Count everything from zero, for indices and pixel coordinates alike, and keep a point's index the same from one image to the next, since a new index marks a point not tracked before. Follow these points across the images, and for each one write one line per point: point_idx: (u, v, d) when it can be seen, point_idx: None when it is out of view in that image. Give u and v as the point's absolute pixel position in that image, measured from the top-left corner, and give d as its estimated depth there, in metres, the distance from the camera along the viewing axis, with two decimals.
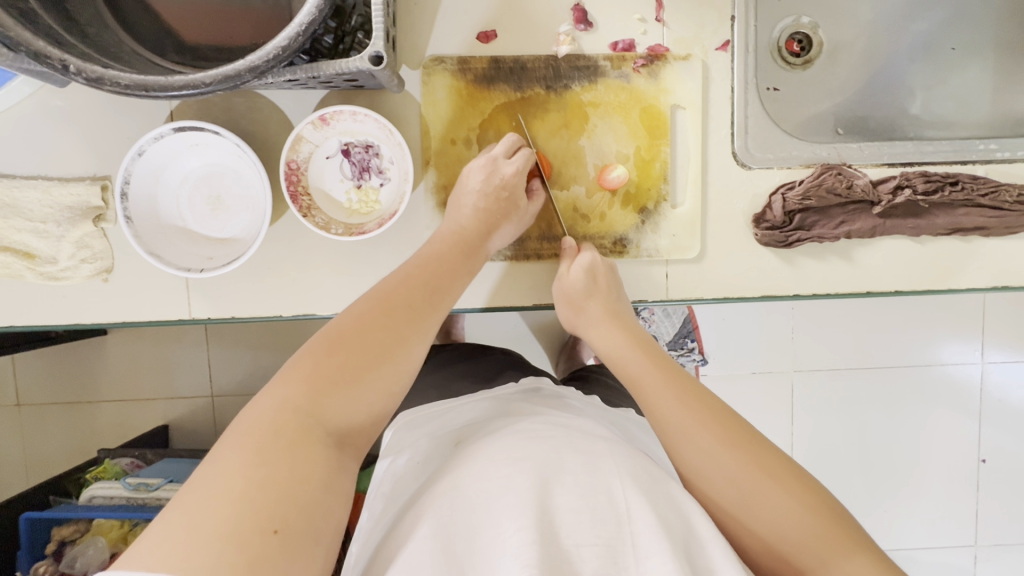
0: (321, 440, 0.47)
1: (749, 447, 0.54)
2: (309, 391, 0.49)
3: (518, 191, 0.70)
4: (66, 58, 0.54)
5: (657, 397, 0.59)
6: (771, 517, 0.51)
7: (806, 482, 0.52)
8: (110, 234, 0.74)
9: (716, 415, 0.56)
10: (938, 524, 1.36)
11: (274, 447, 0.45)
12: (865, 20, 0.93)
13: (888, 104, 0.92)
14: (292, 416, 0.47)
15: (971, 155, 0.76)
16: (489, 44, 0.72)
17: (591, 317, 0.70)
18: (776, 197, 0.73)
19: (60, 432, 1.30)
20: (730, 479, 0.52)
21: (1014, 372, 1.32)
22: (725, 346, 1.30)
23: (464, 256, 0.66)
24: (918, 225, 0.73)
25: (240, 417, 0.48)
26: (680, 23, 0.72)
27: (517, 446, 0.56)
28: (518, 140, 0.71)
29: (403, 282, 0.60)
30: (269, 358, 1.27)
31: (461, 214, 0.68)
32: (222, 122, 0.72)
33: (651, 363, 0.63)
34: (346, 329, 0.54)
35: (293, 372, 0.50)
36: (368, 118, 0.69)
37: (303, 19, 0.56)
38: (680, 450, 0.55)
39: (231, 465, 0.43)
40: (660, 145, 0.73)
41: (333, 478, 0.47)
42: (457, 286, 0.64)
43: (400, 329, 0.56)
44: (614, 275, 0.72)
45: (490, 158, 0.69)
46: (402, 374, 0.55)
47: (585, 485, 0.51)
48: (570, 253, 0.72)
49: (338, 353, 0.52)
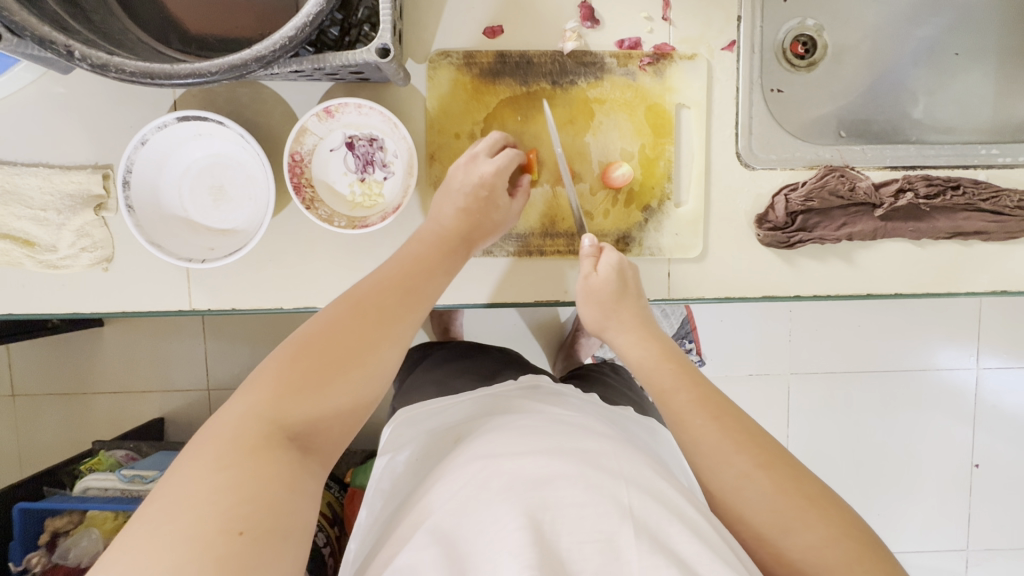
0: (283, 444, 0.47)
1: (791, 476, 0.53)
2: (273, 397, 0.49)
3: (498, 189, 0.68)
4: (72, 44, 0.53)
5: (690, 414, 0.58)
6: (790, 521, 0.51)
7: (848, 514, 0.52)
8: (111, 223, 0.73)
9: (756, 439, 0.56)
10: (931, 529, 1.37)
11: (235, 450, 0.45)
12: (870, 24, 0.93)
13: (891, 108, 0.93)
14: (254, 423, 0.47)
15: (973, 159, 0.77)
16: (495, 39, 0.72)
17: (624, 323, 0.69)
18: (779, 198, 0.73)
19: (54, 423, 1.29)
20: (770, 507, 0.52)
21: (1008, 378, 1.33)
22: (722, 348, 1.30)
23: (440, 255, 0.65)
24: (919, 228, 0.74)
25: (210, 423, 0.48)
26: (687, 22, 0.72)
27: (515, 443, 0.57)
28: (502, 138, 0.70)
29: (376, 287, 0.59)
30: (267, 351, 1.27)
31: (443, 215, 0.67)
32: (226, 113, 0.72)
33: (685, 376, 0.62)
34: (312, 335, 0.54)
35: (258, 379, 0.51)
36: (373, 111, 0.69)
37: (311, 9, 0.55)
38: (717, 472, 0.55)
39: (191, 474, 0.43)
40: (664, 144, 0.73)
41: (297, 479, 0.46)
42: (436, 283, 0.64)
43: (368, 334, 0.55)
44: (638, 278, 0.72)
45: (471, 156, 0.68)
46: (371, 378, 0.54)
47: (587, 480, 0.51)
48: (590, 255, 0.70)
49: (303, 360, 0.52)
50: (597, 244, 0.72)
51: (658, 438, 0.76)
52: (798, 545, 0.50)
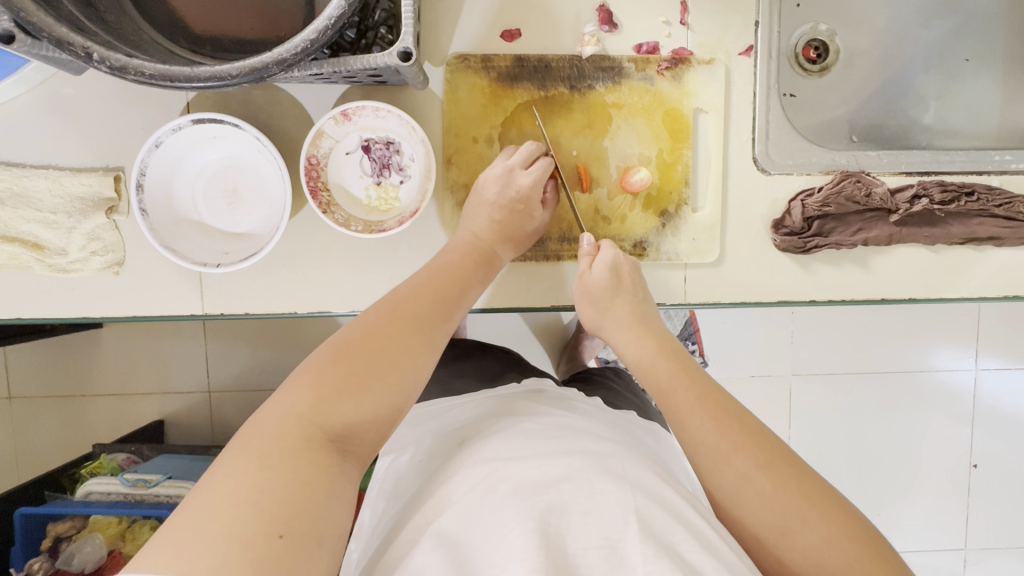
0: (324, 447, 0.47)
1: (791, 476, 0.52)
2: (315, 398, 0.49)
3: (534, 201, 0.69)
4: (90, 46, 0.52)
5: (689, 412, 0.58)
6: (789, 521, 0.50)
7: (852, 515, 0.50)
8: (122, 226, 0.72)
9: (758, 439, 0.55)
10: (930, 529, 1.38)
11: (278, 450, 0.45)
12: (881, 29, 0.93)
13: (901, 113, 0.93)
14: (297, 423, 0.47)
15: (987, 165, 0.77)
16: (513, 42, 0.71)
17: (617, 319, 0.69)
18: (795, 203, 0.73)
19: (53, 425, 1.27)
20: (769, 507, 0.51)
21: (1007, 380, 1.34)
22: (726, 350, 1.31)
23: (477, 265, 0.66)
24: (933, 234, 0.74)
25: (250, 422, 0.49)
26: (705, 27, 0.72)
27: (520, 447, 0.57)
28: (536, 149, 0.69)
29: (412, 293, 0.60)
30: (268, 353, 1.26)
31: (476, 224, 0.67)
32: (240, 115, 0.71)
33: (683, 374, 0.62)
34: (352, 338, 0.54)
35: (301, 379, 0.51)
36: (390, 114, 0.68)
37: (333, 12, 0.55)
38: (716, 472, 0.55)
39: (235, 470, 0.43)
40: (682, 149, 0.73)
41: (334, 482, 0.46)
42: (468, 295, 0.65)
43: (405, 338, 0.56)
44: (638, 274, 0.71)
45: (507, 167, 0.68)
46: (408, 381, 0.54)
47: (590, 485, 0.51)
48: (588, 253, 0.71)
49: (344, 362, 0.52)
50: (595, 240, 0.73)
51: (662, 443, 0.76)
52: (799, 545, 0.49)
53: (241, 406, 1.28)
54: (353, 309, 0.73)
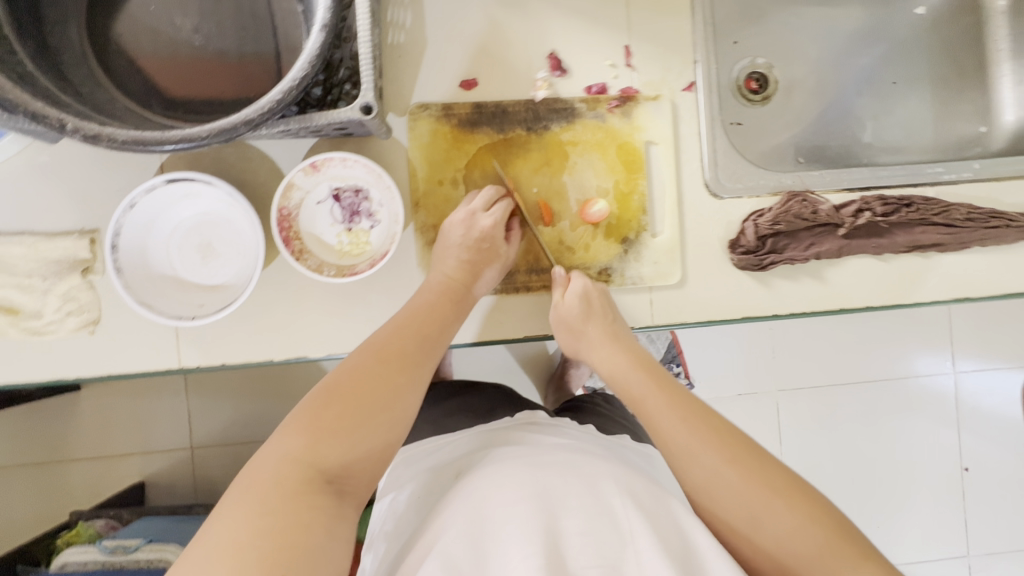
0: (319, 488, 0.48)
1: (756, 468, 0.57)
2: (309, 441, 0.50)
3: (495, 240, 0.72)
4: (64, 118, 0.55)
5: (661, 416, 0.63)
6: (757, 511, 0.54)
7: (816, 500, 0.55)
8: (97, 286, 0.73)
9: (724, 436, 0.60)
10: (931, 538, 1.38)
11: (276, 495, 0.46)
12: (816, 59, 1.01)
13: (842, 134, 1.00)
14: (290, 468, 0.48)
15: (921, 178, 0.82)
16: (471, 91, 0.76)
17: (592, 340, 0.72)
18: (748, 223, 0.77)
19: (28, 495, 1.23)
20: (739, 501, 0.55)
21: (985, 380, 1.37)
22: (710, 370, 1.34)
23: (453, 303, 0.68)
24: (881, 244, 0.78)
25: (245, 469, 0.49)
26: (648, 67, 0.77)
27: (519, 472, 0.57)
28: (495, 193, 0.74)
29: (394, 333, 0.62)
30: (254, 405, 1.25)
31: (446, 265, 0.69)
32: (213, 172, 0.74)
33: (655, 384, 0.67)
34: (340, 381, 0.55)
35: (292, 424, 0.51)
36: (357, 163, 0.72)
37: (297, 74, 0.59)
38: (688, 469, 0.59)
39: (234, 516, 0.45)
40: (637, 179, 0.77)
41: (333, 525, 0.47)
42: (448, 331, 0.66)
43: (394, 378, 0.57)
44: (608, 298, 0.74)
45: (469, 211, 0.71)
46: (398, 422, 0.56)
47: (589, 509, 0.52)
48: (561, 284, 0.74)
49: (335, 405, 0.53)
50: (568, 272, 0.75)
51: (654, 464, 0.76)
52: (767, 535, 0.54)
53: (226, 462, 1.25)
54: (330, 353, 0.74)
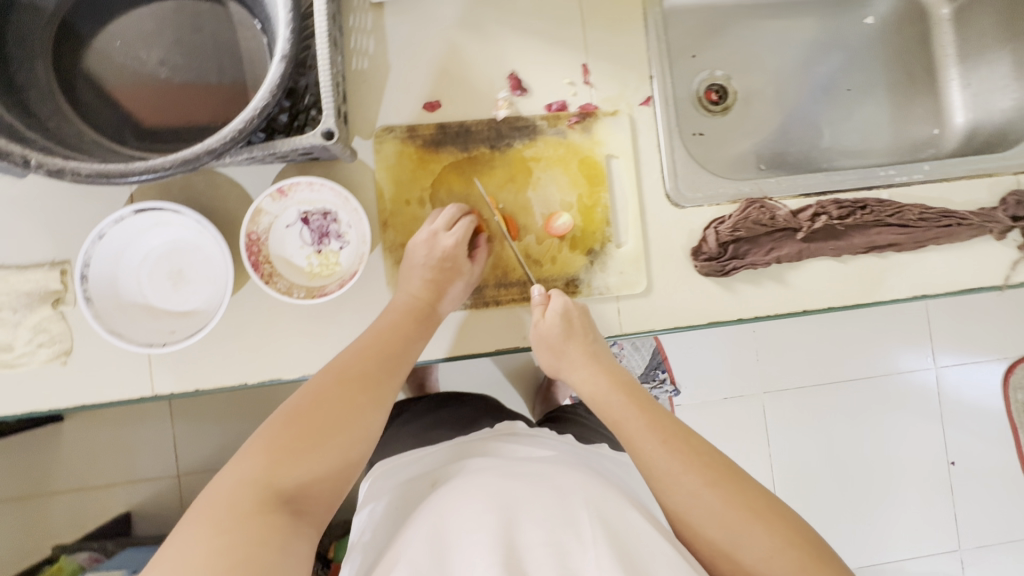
0: (276, 507, 0.49)
1: (735, 490, 0.58)
2: (267, 462, 0.51)
3: (458, 258, 0.73)
4: (27, 154, 0.56)
5: (642, 438, 0.64)
6: (737, 533, 0.56)
7: (793, 522, 0.56)
8: (69, 316, 0.74)
9: (704, 458, 0.61)
10: (922, 533, 1.39)
11: (231, 514, 0.47)
12: (774, 70, 1.04)
13: (803, 141, 1.03)
14: (248, 489, 0.49)
15: (875, 181, 0.85)
16: (434, 112, 0.78)
17: (574, 361, 0.73)
18: (709, 230, 0.79)
19: (10, 530, 1.22)
20: (720, 523, 0.57)
21: (966, 374, 1.40)
22: (695, 375, 1.36)
23: (417, 321, 0.69)
24: (839, 246, 0.81)
25: (204, 493, 0.50)
26: (606, 84, 0.80)
27: (487, 483, 0.58)
28: (456, 212, 0.74)
29: (357, 355, 0.63)
30: (240, 428, 1.25)
31: (411, 285, 0.71)
32: (182, 200, 0.75)
33: (635, 405, 0.68)
34: (301, 403, 0.57)
35: (251, 446, 0.53)
36: (324, 187, 0.74)
37: (258, 104, 0.60)
38: (671, 493, 0.60)
39: (189, 537, 0.45)
40: (599, 192, 0.79)
41: (290, 544, 0.47)
42: (411, 350, 0.67)
43: (354, 397, 0.59)
44: (587, 316, 0.75)
45: (431, 232, 0.72)
46: (359, 442, 0.57)
47: (552, 520, 0.53)
48: (540, 303, 0.74)
49: (295, 427, 0.54)
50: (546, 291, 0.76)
51: (629, 471, 0.77)
52: (747, 557, 0.55)
53: None
54: (303, 373, 0.75)
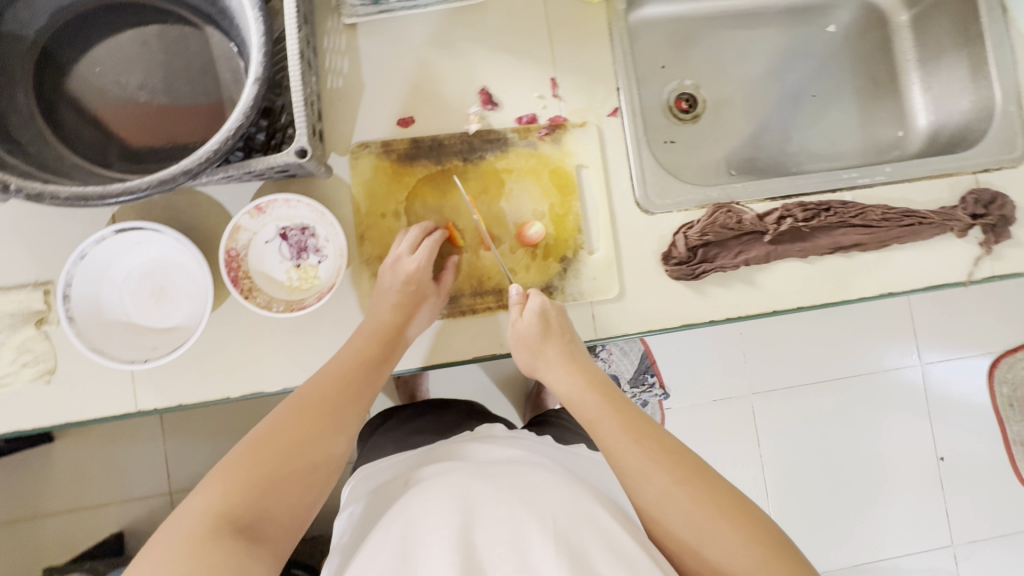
0: (231, 536, 0.50)
1: (704, 488, 0.60)
2: (224, 492, 0.53)
3: (423, 281, 0.73)
4: (7, 179, 0.58)
5: (614, 438, 0.66)
6: (705, 529, 0.57)
7: (760, 520, 0.58)
8: (52, 335, 0.75)
9: (675, 457, 0.63)
10: (914, 529, 1.40)
11: (185, 546, 0.48)
12: (742, 78, 1.07)
13: (773, 146, 1.06)
14: (204, 517, 0.50)
15: (838, 183, 0.87)
16: (408, 128, 0.80)
17: (551, 360, 0.75)
18: (679, 235, 0.81)
19: (1, 553, 1.22)
20: (688, 520, 0.58)
21: (951, 369, 1.42)
22: (683, 377, 1.38)
23: (384, 345, 0.71)
24: (805, 247, 0.83)
25: (165, 525, 0.51)
26: (574, 96, 0.82)
27: (456, 483, 0.60)
28: (419, 233, 0.76)
29: (321, 382, 0.65)
30: (232, 444, 1.25)
31: (380, 309, 0.72)
32: (163, 219, 0.77)
33: (609, 404, 0.70)
34: (261, 434, 0.58)
35: (211, 477, 0.54)
36: (301, 203, 0.76)
37: (232, 125, 0.62)
38: (643, 491, 0.61)
39: (149, 566, 0.47)
40: (571, 201, 0.81)
41: (245, 568, 0.49)
42: (377, 374, 0.69)
43: (315, 425, 0.60)
44: (564, 315, 0.77)
45: (395, 257, 0.74)
46: (319, 467, 0.59)
47: (513, 517, 0.55)
48: (518, 302, 0.76)
49: (253, 457, 0.56)
50: (523, 290, 0.78)
51: (606, 470, 0.79)
52: (714, 552, 0.57)
53: None
54: (285, 385, 0.76)
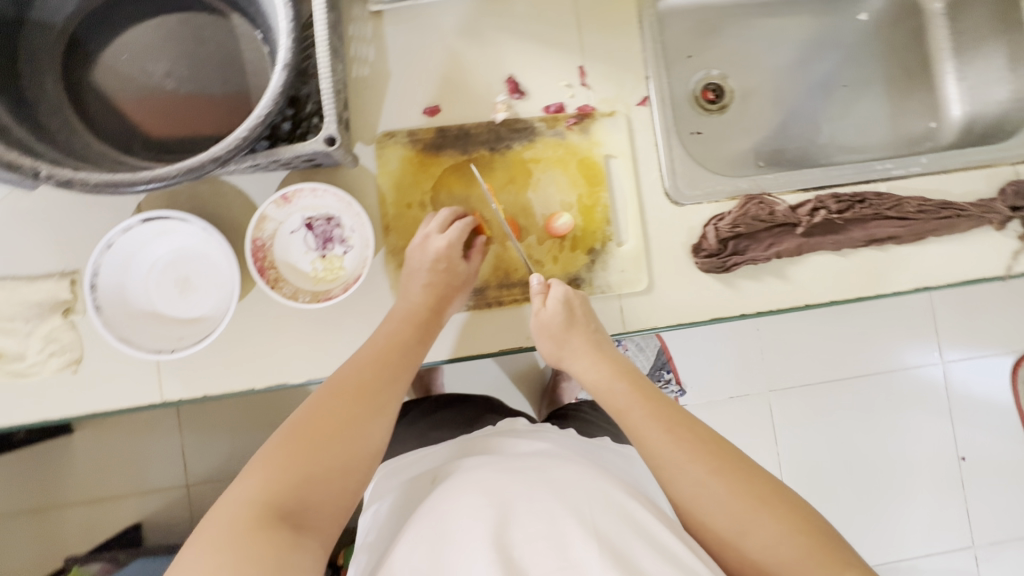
0: (276, 523, 0.49)
1: (740, 478, 0.58)
2: (265, 480, 0.52)
3: (454, 257, 0.73)
4: (37, 166, 0.58)
5: (646, 427, 0.64)
6: (743, 520, 0.56)
7: (801, 509, 0.56)
8: (79, 325, 0.75)
9: (709, 446, 0.61)
10: (935, 530, 1.37)
11: (230, 535, 0.47)
12: (770, 68, 1.05)
13: (801, 137, 1.04)
14: (247, 506, 0.50)
15: (872, 175, 0.85)
16: (435, 117, 0.79)
17: (576, 350, 0.73)
18: (709, 227, 0.80)
19: (21, 543, 1.23)
20: (725, 511, 0.57)
21: (974, 367, 1.39)
22: (700, 374, 1.36)
23: (417, 329, 0.70)
24: (838, 240, 0.81)
25: (209, 516, 0.51)
26: (603, 85, 0.81)
27: (487, 479, 0.59)
28: (451, 214, 0.75)
29: (356, 368, 0.64)
30: (247, 437, 1.25)
31: (412, 295, 0.71)
32: (188, 209, 0.76)
33: (638, 394, 0.69)
34: (298, 422, 0.57)
35: (252, 466, 0.54)
36: (327, 193, 0.75)
37: (261, 112, 0.61)
38: (677, 482, 0.60)
39: (197, 557, 0.46)
40: (599, 192, 0.80)
41: (292, 554, 0.48)
42: (411, 358, 0.68)
43: (351, 409, 0.59)
44: (589, 308, 0.75)
45: (424, 235, 0.73)
46: (359, 453, 0.57)
47: (549, 512, 0.54)
48: (540, 291, 0.75)
49: (291, 445, 0.55)
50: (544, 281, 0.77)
51: (634, 464, 0.78)
52: (754, 543, 0.55)
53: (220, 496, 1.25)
54: (310, 376, 0.76)
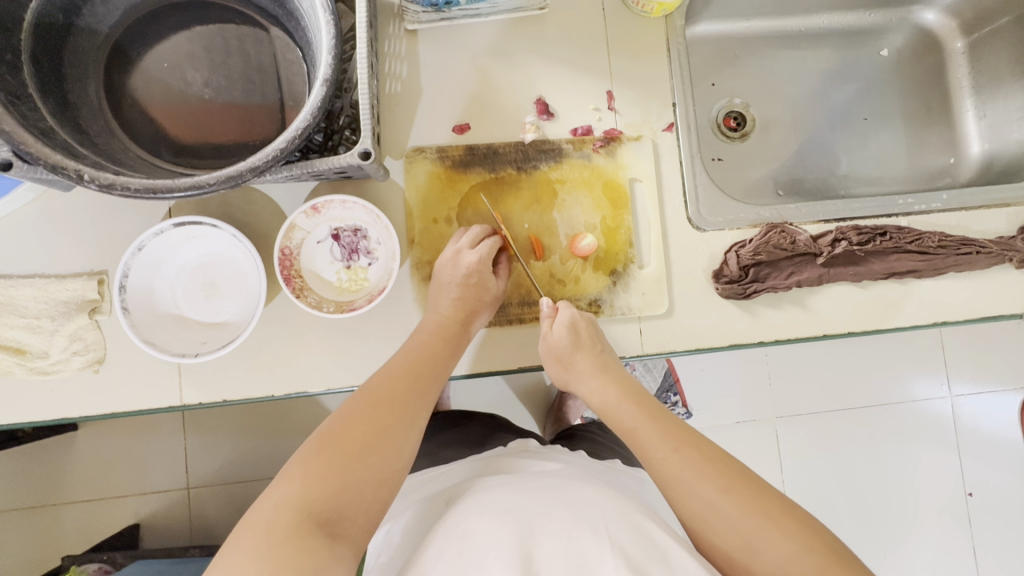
0: (311, 532, 0.49)
1: (750, 496, 0.58)
2: (302, 486, 0.52)
3: (484, 273, 0.74)
4: (81, 168, 0.58)
5: (654, 447, 0.64)
6: (753, 539, 0.56)
7: (813, 528, 0.56)
8: (104, 325, 0.76)
9: (718, 465, 0.61)
10: (939, 567, 1.35)
11: (269, 541, 0.48)
12: (791, 98, 1.06)
13: (820, 167, 1.05)
14: (286, 512, 0.50)
15: (894, 209, 0.86)
16: (464, 134, 0.81)
17: (583, 371, 0.74)
18: (730, 254, 0.80)
19: (19, 540, 1.22)
20: (735, 530, 0.56)
21: (982, 403, 1.38)
22: (707, 398, 1.35)
23: (448, 343, 0.71)
24: (858, 272, 0.81)
25: (245, 518, 0.51)
26: (630, 110, 0.82)
27: (501, 500, 0.59)
28: (482, 231, 0.76)
29: (389, 377, 0.64)
30: (251, 442, 1.25)
31: (442, 308, 0.72)
32: (218, 215, 0.77)
33: (645, 414, 0.68)
34: (334, 429, 0.58)
35: (289, 470, 0.54)
36: (357, 205, 0.75)
37: (299, 125, 0.62)
38: (685, 501, 0.60)
39: (236, 560, 0.47)
40: (623, 214, 0.81)
41: (326, 566, 0.48)
42: (441, 370, 0.68)
43: (385, 419, 0.60)
44: (595, 327, 0.76)
45: (455, 250, 0.74)
46: (392, 465, 0.57)
47: (567, 533, 0.53)
48: (548, 315, 0.76)
49: (328, 452, 0.55)
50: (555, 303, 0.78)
51: (648, 487, 0.78)
52: (765, 562, 0.55)
53: (221, 501, 1.24)
54: (330, 386, 0.76)
